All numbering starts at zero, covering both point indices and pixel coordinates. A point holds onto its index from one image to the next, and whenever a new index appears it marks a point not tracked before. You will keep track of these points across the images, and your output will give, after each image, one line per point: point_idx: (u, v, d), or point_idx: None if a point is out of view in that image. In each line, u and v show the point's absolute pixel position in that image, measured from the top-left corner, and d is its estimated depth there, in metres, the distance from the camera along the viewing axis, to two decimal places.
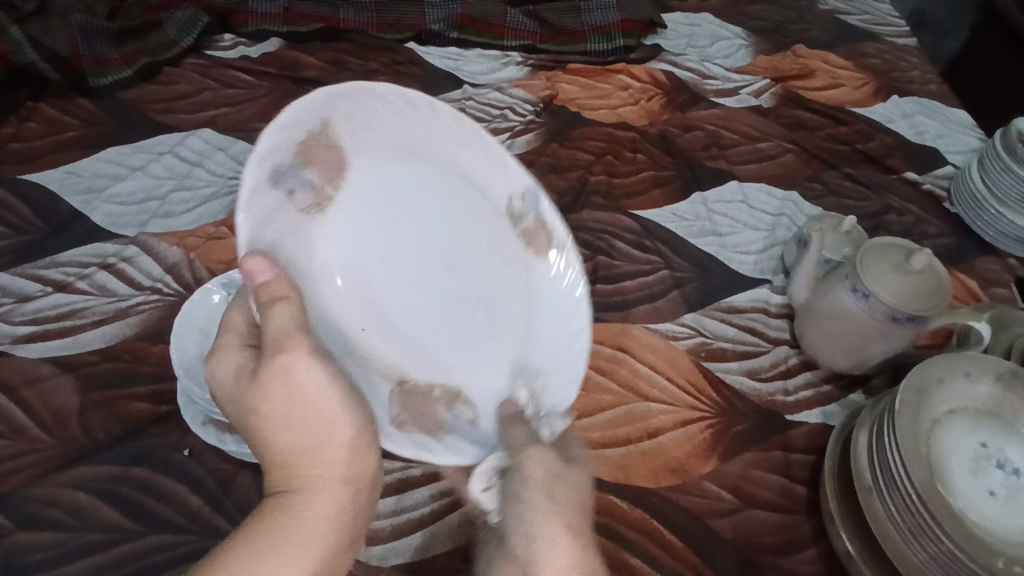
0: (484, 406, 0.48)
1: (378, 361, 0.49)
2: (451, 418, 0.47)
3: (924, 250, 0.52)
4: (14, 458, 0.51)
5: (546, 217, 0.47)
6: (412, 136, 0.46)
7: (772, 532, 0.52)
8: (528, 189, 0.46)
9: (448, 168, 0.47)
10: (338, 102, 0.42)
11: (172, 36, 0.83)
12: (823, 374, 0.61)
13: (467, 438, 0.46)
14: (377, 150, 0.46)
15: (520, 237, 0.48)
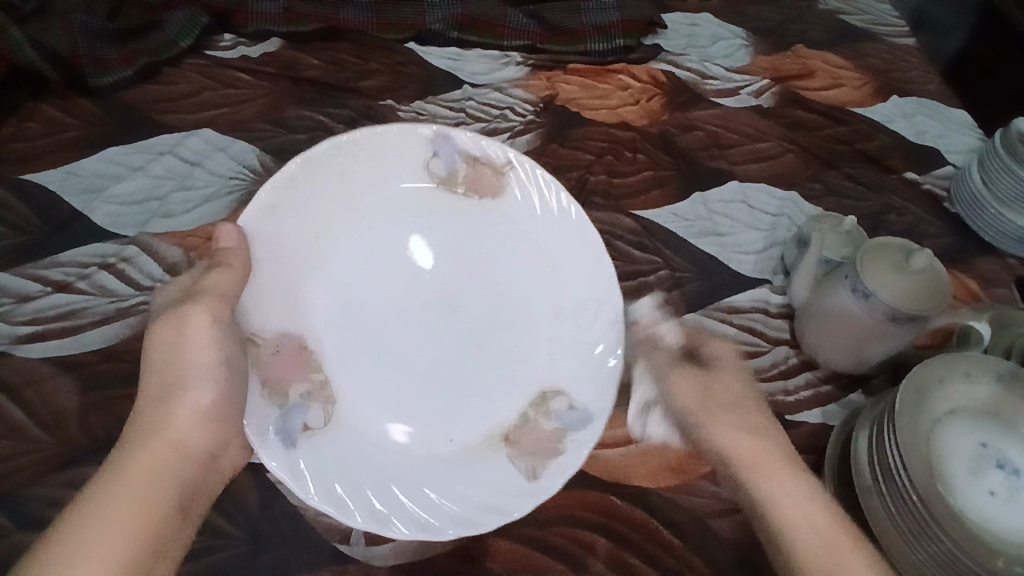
0: (572, 389, 0.52)
1: (478, 416, 0.52)
2: (556, 420, 0.51)
3: (924, 250, 0.52)
4: (15, 458, 0.51)
5: (473, 154, 0.54)
6: (350, 170, 0.52)
7: None
8: (435, 144, 0.54)
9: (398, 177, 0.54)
10: (281, 197, 0.51)
11: (171, 36, 0.84)
12: (823, 374, 0.61)
13: (574, 420, 0.50)
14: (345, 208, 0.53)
15: (470, 190, 0.55)
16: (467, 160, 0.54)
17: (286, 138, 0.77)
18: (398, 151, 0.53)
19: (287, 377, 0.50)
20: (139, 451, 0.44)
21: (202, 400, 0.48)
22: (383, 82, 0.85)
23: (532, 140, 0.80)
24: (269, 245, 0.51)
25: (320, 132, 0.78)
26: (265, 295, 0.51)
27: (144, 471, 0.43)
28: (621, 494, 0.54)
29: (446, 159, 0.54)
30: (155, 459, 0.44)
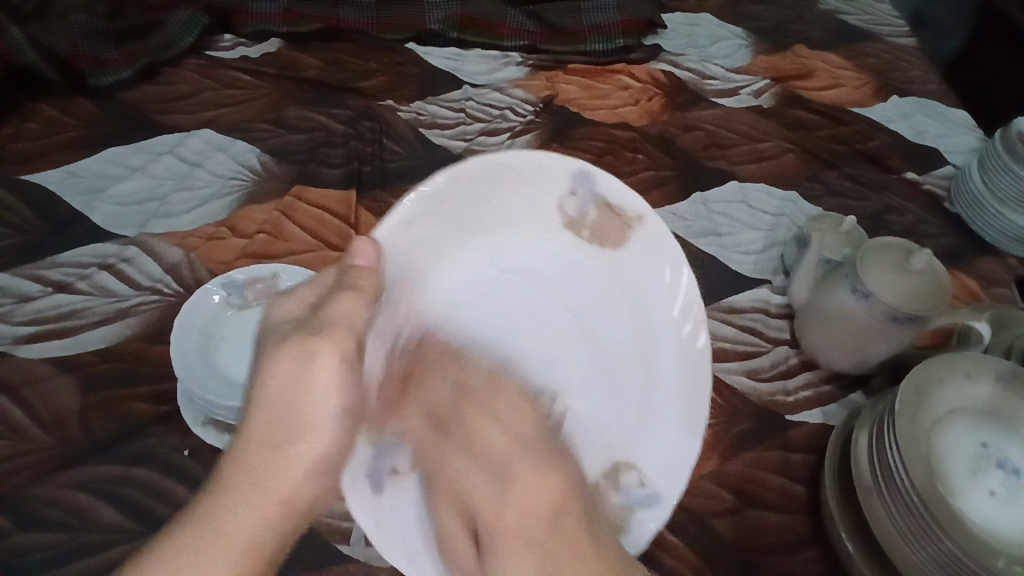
0: (653, 466, 0.49)
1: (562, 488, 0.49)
2: (624, 494, 0.47)
3: (925, 251, 0.52)
4: (14, 458, 0.51)
5: (606, 199, 0.50)
6: (487, 190, 0.48)
7: (774, 532, 0.52)
8: (575, 181, 0.50)
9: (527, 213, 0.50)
10: (423, 203, 0.46)
11: (171, 36, 0.84)
12: (822, 374, 0.61)
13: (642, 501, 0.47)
14: (468, 230, 0.49)
15: (592, 237, 0.51)
16: (603, 207, 0.50)
17: (285, 138, 0.77)
18: (530, 182, 0.49)
19: (384, 416, 0.46)
20: (234, 503, 0.41)
21: (314, 453, 0.44)
22: (383, 81, 0.85)
23: (532, 140, 0.80)
24: (402, 262, 0.47)
25: (320, 132, 0.78)
26: (388, 319, 0.46)
27: (244, 536, 0.41)
28: None
29: (583, 199, 0.50)
30: (259, 513, 0.41)
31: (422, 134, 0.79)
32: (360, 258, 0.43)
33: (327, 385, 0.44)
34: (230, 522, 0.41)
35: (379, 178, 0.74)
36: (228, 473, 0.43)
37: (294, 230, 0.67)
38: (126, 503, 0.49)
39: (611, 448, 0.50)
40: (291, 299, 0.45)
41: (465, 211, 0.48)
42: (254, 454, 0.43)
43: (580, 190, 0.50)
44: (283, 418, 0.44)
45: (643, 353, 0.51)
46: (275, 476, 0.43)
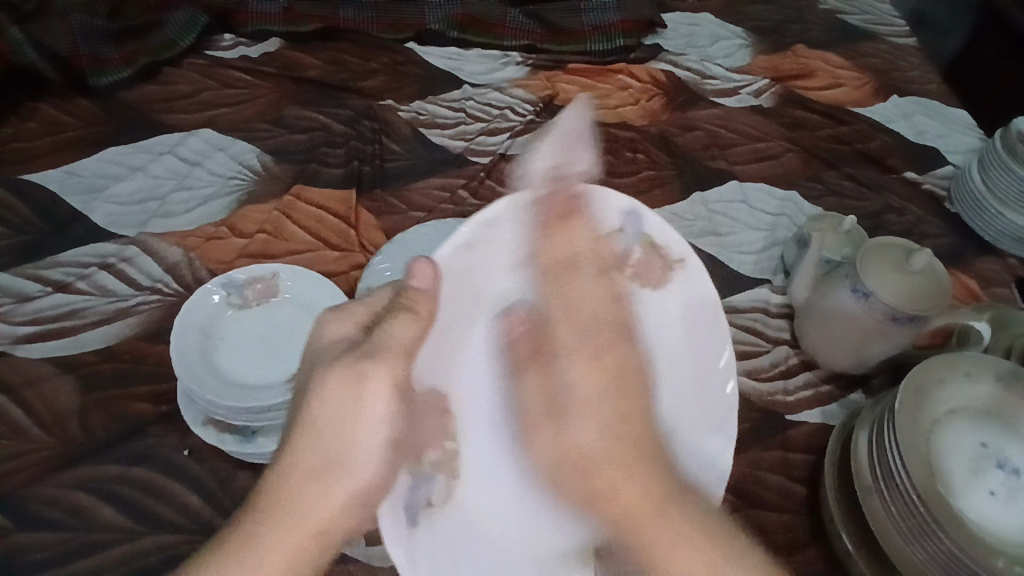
0: (710, 513, 0.43)
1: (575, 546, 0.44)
2: (704, 547, 0.40)
3: (924, 250, 0.52)
4: (14, 458, 0.51)
5: (651, 238, 0.53)
6: (523, 223, 0.50)
7: (775, 532, 0.52)
8: (630, 211, 0.54)
9: (564, 237, 0.50)
10: (483, 226, 0.50)
11: (171, 36, 0.84)
12: (823, 374, 0.60)
13: (712, 550, 0.40)
14: (504, 269, 0.50)
15: (637, 272, 0.52)
16: (649, 246, 0.53)
17: (285, 137, 0.77)
18: (570, 214, 0.52)
19: (423, 441, 0.43)
20: (263, 555, 0.37)
21: (355, 489, 0.39)
22: (383, 81, 0.85)
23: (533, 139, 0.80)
24: (455, 290, 0.47)
25: (320, 132, 0.78)
26: (433, 351, 0.45)
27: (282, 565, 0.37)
28: None
29: (630, 237, 0.53)
30: (288, 557, 0.37)
31: (423, 133, 0.79)
32: (420, 281, 0.43)
33: (378, 421, 0.39)
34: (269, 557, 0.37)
35: (379, 177, 0.74)
36: (273, 500, 0.38)
37: (293, 229, 0.67)
38: (126, 503, 0.49)
39: (680, 486, 0.44)
40: (348, 317, 0.42)
41: (501, 246, 0.50)
42: (299, 484, 0.38)
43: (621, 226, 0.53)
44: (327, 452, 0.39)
45: (680, 391, 0.51)
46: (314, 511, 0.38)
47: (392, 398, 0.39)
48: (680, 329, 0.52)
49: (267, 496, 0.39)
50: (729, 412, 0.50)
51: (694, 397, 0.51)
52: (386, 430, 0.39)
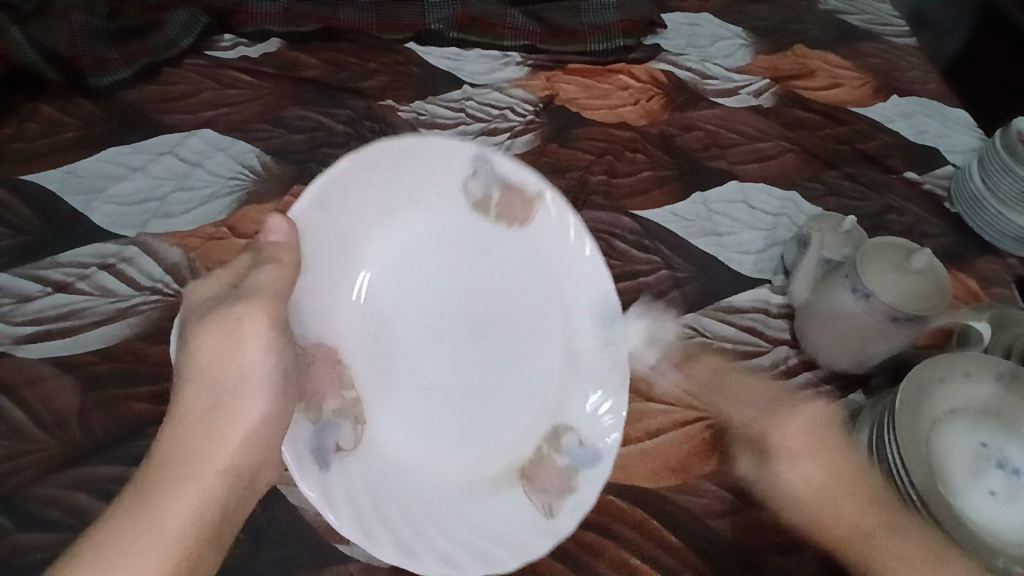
0: (580, 425, 0.51)
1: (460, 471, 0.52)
2: (567, 459, 0.50)
3: (924, 250, 0.52)
4: (15, 458, 0.51)
5: (504, 176, 0.52)
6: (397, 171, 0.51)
7: (777, 532, 0.52)
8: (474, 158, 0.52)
9: (434, 192, 0.53)
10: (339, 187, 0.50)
11: (171, 36, 0.84)
12: (823, 374, 0.61)
13: (580, 459, 0.50)
14: (372, 210, 0.53)
15: (499, 217, 0.53)
16: (503, 185, 0.52)
17: (285, 138, 0.77)
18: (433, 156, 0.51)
19: (319, 391, 0.52)
20: (178, 492, 0.45)
21: (245, 421, 0.49)
22: (383, 81, 0.85)
23: (532, 140, 0.80)
24: (315, 240, 0.52)
25: (320, 133, 0.78)
26: (306, 299, 0.53)
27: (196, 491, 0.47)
28: (620, 494, 0.52)
29: (485, 180, 0.52)
30: (194, 475, 0.47)
31: None
32: (277, 234, 0.49)
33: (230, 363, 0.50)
34: (183, 484, 0.46)
35: None
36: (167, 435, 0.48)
37: None
38: None
39: (547, 412, 0.53)
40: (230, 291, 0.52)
41: (376, 188, 0.52)
42: (190, 428, 0.49)
43: (480, 168, 0.52)
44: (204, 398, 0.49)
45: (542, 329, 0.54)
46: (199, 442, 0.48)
47: (265, 340, 0.50)
48: (546, 270, 0.53)
49: (170, 448, 0.48)
50: (598, 348, 0.52)
51: (557, 331, 0.53)
52: (270, 353, 0.50)
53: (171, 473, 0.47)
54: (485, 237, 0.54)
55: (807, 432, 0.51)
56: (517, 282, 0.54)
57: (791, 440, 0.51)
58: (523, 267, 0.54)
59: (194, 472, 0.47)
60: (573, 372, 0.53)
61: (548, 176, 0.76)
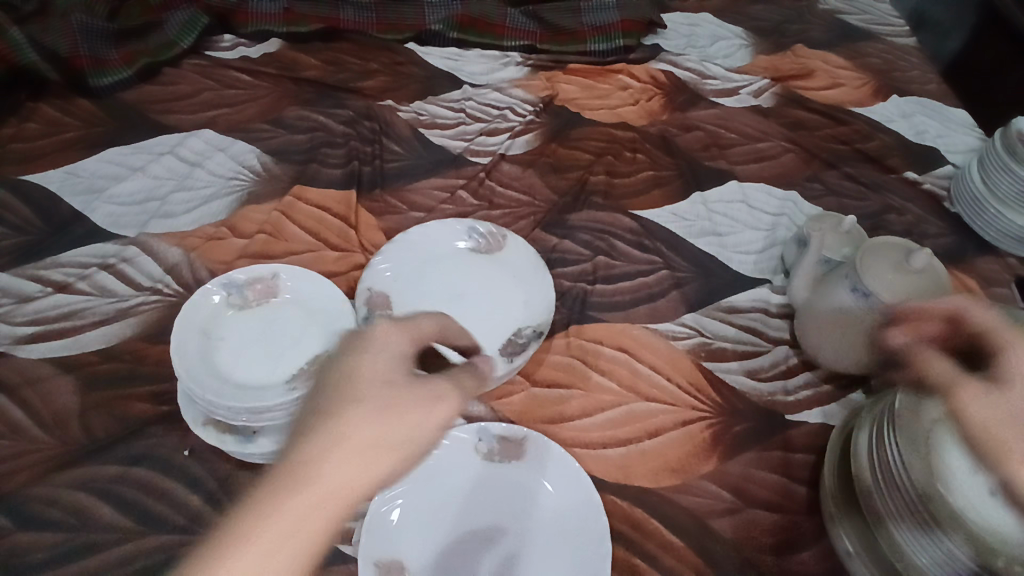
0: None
1: None
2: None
3: (925, 250, 0.52)
4: (13, 458, 0.51)
5: (503, 434, 0.50)
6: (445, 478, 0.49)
7: (773, 532, 0.51)
8: (479, 429, 0.50)
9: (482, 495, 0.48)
10: (384, 263, 0.61)
11: (172, 36, 0.85)
12: (823, 374, 0.60)
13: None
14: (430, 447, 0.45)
15: (501, 456, 0.50)
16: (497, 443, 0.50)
17: (285, 138, 0.77)
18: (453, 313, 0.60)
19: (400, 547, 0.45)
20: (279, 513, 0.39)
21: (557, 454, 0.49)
22: (383, 81, 0.85)
23: (532, 139, 0.80)
24: (392, 289, 0.60)
25: (320, 133, 0.78)
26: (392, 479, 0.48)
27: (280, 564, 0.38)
28: (620, 494, 0.52)
29: (486, 444, 0.50)
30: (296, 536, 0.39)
31: (422, 133, 0.79)
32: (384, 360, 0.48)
33: (427, 393, 0.47)
34: (277, 542, 0.38)
35: (379, 178, 0.73)
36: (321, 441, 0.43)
37: (294, 230, 0.67)
38: (127, 503, 0.49)
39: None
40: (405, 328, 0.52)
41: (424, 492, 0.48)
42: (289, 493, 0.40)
43: (483, 441, 0.50)
44: (376, 402, 0.45)
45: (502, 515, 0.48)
46: (325, 473, 0.41)
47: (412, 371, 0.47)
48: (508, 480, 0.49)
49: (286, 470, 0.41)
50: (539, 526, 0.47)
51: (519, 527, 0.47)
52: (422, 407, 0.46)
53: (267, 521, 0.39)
54: (483, 484, 0.49)
55: (996, 403, 0.41)
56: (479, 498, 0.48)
57: (989, 416, 0.41)
58: (493, 483, 0.49)
59: (289, 537, 0.39)
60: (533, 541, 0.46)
61: (548, 176, 0.76)
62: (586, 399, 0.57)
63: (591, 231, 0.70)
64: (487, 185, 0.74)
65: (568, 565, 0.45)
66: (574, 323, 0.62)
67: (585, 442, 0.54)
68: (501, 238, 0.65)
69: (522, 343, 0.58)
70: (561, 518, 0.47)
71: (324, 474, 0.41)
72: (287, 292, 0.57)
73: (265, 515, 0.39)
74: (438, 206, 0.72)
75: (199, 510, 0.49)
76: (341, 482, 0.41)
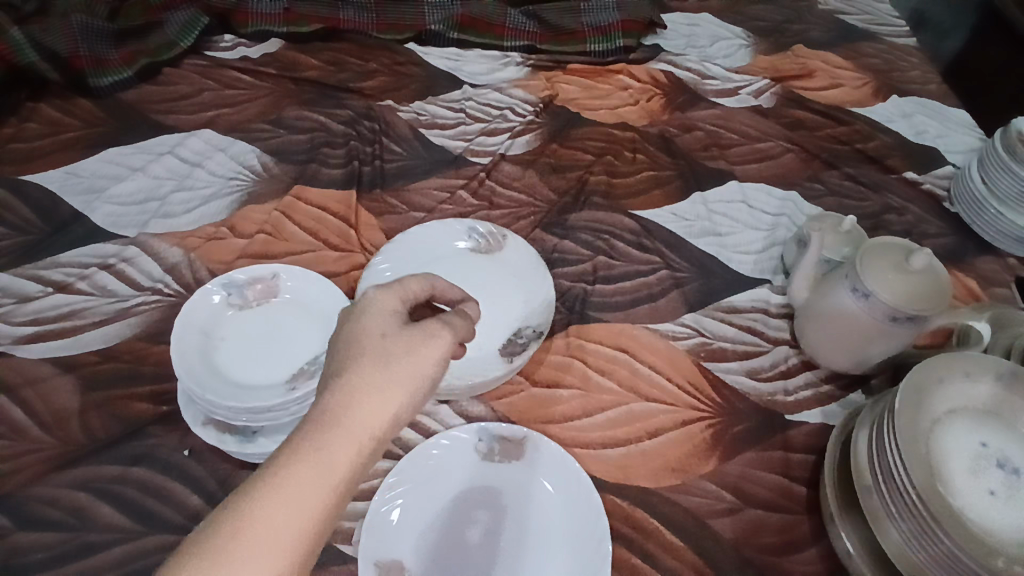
0: None
1: None
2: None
3: (925, 250, 0.51)
4: (13, 458, 0.51)
5: (502, 434, 0.50)
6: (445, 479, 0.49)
7: (773, 532, 0.51)
8: (478, 429, 0.50)
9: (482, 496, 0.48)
10: (384, 262, 0.61)
11: (172, 36, 0.85)
12: (823, 374, 0.60)
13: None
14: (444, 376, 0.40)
15: (501, 457, 0.50)
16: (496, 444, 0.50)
17: (285, 138, 0.77)
18: None
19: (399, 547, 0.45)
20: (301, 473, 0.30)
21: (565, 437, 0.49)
22: (383, 81, 0.85)
23: (532, 139, 0.80)
24: None
25: (320, 133, 0.78)
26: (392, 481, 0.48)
27: (303, 522, 0.30)
28: (620, 494, 0.52)
29: (486, 444, 0.50)
30: (323, 484, 0.31)
31: (422, 133, 0.79)
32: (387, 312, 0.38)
33: (427, 342, 0.37)
34: (303, 485, 0.30)
35: (379, 178, 0.73)
36: (336, 391, 0.34)
37: (294, 230, 0.67)
38: (126, 503, 0.49)
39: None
40: (391, 289, 0.40)
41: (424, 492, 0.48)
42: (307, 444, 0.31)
43: (483, 441, 0.50)
44: (383, 344, 0.36)
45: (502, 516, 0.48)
46: (349, 416, 0.33)
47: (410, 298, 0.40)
48: (507, 480, 0.49)
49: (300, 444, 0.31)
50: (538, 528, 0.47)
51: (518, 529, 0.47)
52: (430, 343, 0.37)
53: (287, 477, 0.30)
54: (483, 485, 0.49)
55: None
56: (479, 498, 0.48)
57: None
58: (492, 485, 0.49)
59: (315, 481, 0.31)
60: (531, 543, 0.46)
61: (548, 177, 0.76)
62: (586, 399, 0.57)
63: (591, 232, 0.70)
64: (487, 185, 0.74)
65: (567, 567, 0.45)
66: (574, 324, 0.62)
67: (585, 442, 0.54)
68: (501, 238, 0.65)
69: (522, 344, 0.58)
70: (560, 518, 0.47)
71: (348, 414, 0.33)
72: (287, 292, 0.57)
73: (282, 464, 0.31)
74: (438, 206, 0.72)
75: (199, 510, 0.49)
76: (365, 424, 0.33)
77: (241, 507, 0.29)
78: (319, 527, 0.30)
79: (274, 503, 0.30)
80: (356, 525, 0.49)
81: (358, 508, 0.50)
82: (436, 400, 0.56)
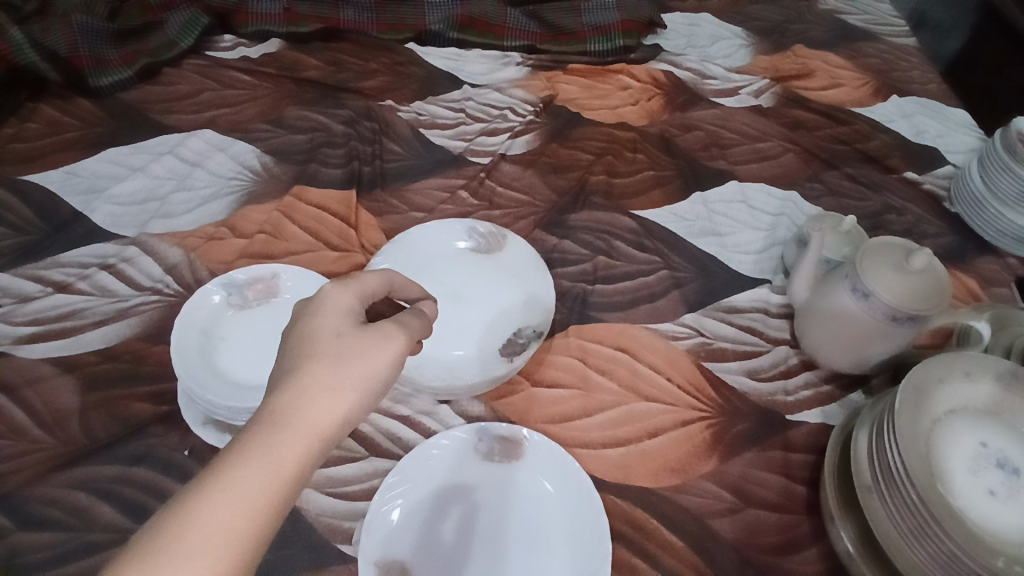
0: None
1: None
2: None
3: (925, 250, 0.51)
4: (13, 458, 0.51)
5: (502, 434, 0.50)
6: (442, 478, 0.49)
7: (774, 532, 0.51)
8: (477, 429, 0.51)
9: (479, 495, 0.48)
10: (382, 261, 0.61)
11: (172, 37, 0.85)
12: (823, 374, 0.60)
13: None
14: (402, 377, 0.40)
15: (499, 456, 0.50)
16: (496, 444, 0.50)
17: (285, 138, 0.77)
18: (451, 306, 0.60)
19: (398, 546, 0.45)
20: (250, 468, 0.30)
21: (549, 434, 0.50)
22: (383, 81, 0.85)
23: (532, 139, 0.80)
24: None
25: (320, 133, 0.78)
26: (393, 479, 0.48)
27: (250, 516, 0.29)
28: (620, 494, 0.52)
29: (485, 445, 0.50)
30: (271, 479, 0.30)
31: (422, 133, 0.79)
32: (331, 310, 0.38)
33: (381, 340, 0.37)
34: (249, 480, 0.29)
35: (379, 178, 0.73)
36: (287, 390, 0.33)
37: (294, 230, 0.67)
38: (127, 503, 0.49)
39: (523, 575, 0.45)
40: (348, 286, 0.40)
41: (421, 490, 0.48)
42: (258, 440, 0.31)
43: (483, 441, 0.50)
44: (336, 343, 0.36)
45: (501, 515, 0.48)
46: (299, 413, 0.32)
47: (364, 296, 0.40)
48: (506, 479, 0.49)
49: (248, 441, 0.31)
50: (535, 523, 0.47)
51: (516, 527, 0.47)
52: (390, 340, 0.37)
53: (234, 472, 0.30)
54: (481, 484, 0.49)
55: None
56: (477, 496, 0.48)
57: None
58: (489, 484, 0.49)
59: (262, 475, 0.30)
60: (528, 541, 0.46)
61: (548, 176, 0.76)
62: (586, 398, 0.57)
63: (591, 232, 0.70)
64: (487, 185, 0.74)
65: (566, 567, 0.45)
66: (574, 324, 0.62)
67: (585, 442, 0.54)
68: (501, 238, 0.65)
69: (522, 343, 0.58)
70: (560, 517, 0.47)
71: (297, 412, 0.32)
72: (286, 292, 0.57)
73: (230, 461, 0.30)
74: (438, 206, 0.72)
75: None
76: (315, 421, 0.32)
77: (186, 503, 0.28)
78: (266, 524, 0.29)
79: (219, 498, 0.29)
80: (355, 525, 0.49)
81: (357, 508, 0.50)
82: (436, 400, 0.56)
